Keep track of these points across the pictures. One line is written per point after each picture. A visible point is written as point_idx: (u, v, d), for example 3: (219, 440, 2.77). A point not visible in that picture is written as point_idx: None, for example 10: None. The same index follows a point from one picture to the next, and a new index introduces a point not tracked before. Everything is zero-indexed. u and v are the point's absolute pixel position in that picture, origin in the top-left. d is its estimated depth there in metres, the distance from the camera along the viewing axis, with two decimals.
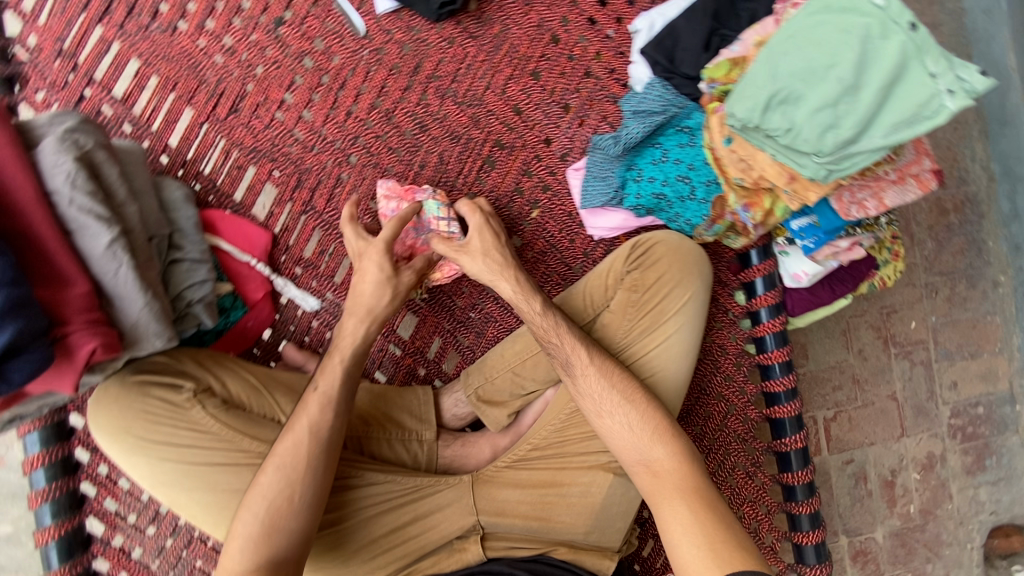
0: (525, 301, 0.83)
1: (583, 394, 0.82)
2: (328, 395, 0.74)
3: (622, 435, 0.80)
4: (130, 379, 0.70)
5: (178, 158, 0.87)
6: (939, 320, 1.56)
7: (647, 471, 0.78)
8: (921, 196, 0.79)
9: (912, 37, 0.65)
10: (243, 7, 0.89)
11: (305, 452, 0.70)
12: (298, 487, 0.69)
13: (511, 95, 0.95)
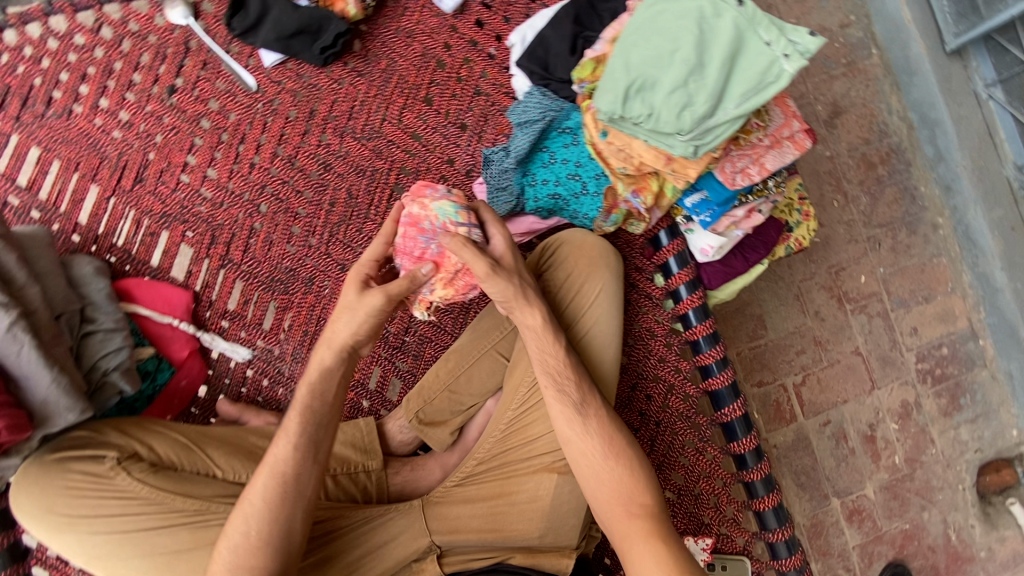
0: (543, 340, 0.81)
1: (583, 437, 0.80)
2: (290, 431, 0.73)
3: (604, 478, 0.79)
4: (49, 458, 0.72)
5: (90, 234, 0.90)
6: (887, 271, 1.55)
7: (627, 512, 0.77)
8: (800, 156, 0.83)
9: (742, 12, 0.69)
10: (134, 81, 0.92)
11: (269, 492, 0.70)
12: (259, 525, 0.69)
13: (407, 123, 0.98)
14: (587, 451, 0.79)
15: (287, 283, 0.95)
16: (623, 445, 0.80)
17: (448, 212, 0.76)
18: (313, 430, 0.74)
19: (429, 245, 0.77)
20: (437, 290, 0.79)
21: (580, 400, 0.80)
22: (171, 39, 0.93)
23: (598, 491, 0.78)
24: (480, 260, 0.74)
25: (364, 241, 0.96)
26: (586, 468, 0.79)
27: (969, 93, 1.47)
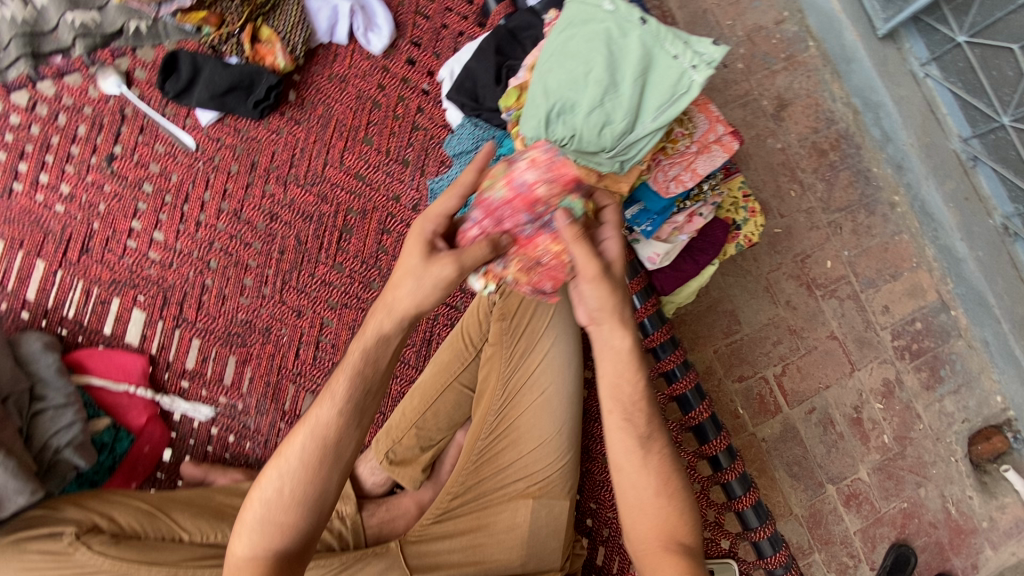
0: (624, 371, 0.70)
1: (639, 469, 0.69)
2: (337, 393, 0.65)
3: (641, 500, 0.68)
4: (2, 539, 0.67)
5: (38, 310, 0.89)
6: (852, 253, 1.56)
7: (663, 548, 0.66)
8: (729, 158, 0.85)
9: (646, 30, 0.73)
10: (72, 153, 0.93)
11: (308, 452, 0.63)
12: (292, 486, 0.62)
13: (349, 165, 0.99)
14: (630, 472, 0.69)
15: (244, 336, 0.95)
16: (678, 487, 0.69)
17: (574, 211, 0.70)
18: (362, 389, 0.65)
19: (527, 226, 0.69)
20: (510, 268, 0.72)
21: (648, 433, 0.69)
22: (106, 109, 0.94)
23: (637, 516, 0.68)
24: (593, 260, 0.66)
25: (317, 284, 0.97)
26: (631, 498, 0.69)
27: (906, 73, 1.49)
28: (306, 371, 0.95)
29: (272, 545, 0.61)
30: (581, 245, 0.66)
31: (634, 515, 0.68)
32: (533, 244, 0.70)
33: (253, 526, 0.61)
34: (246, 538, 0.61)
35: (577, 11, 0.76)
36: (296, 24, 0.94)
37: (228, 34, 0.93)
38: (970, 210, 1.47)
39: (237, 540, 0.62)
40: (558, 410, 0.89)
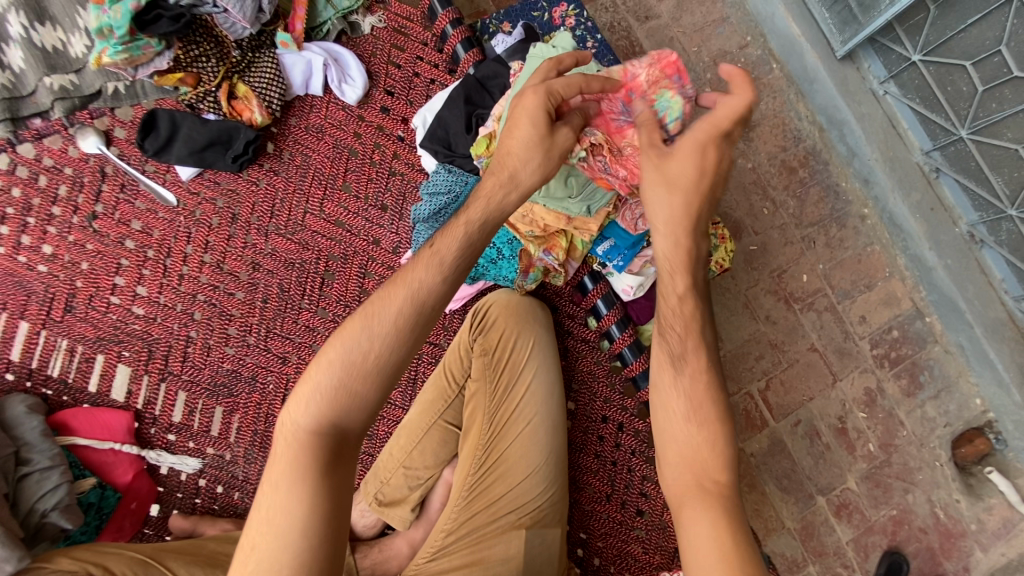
0: (677, 271, 0.78)
1: (671, 387, 0.77)
2: (441, 258, 0.70)
3: (679, 439, 0.74)
4: None
5: (23, 371, 0.90)
6: (827, 266, 1.61)
7: (691, 470, 0.72)
8: None
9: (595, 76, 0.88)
10: (54, 214, 0.95)
11: (403, 320, 0.67)
12: (381, 351, 0.66)
13: (329, 212, 1.01)
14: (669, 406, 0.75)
15: (231, 386, 0.96)
16: (712, 415, 0.74)
17: (670, 106, 0.81)
18: (460, 259, 0.71)
19: (622, 113, 0.81)
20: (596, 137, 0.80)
21: (681, 354, 0.77)
22: (86, 168, 0.97)
23: (674, 449, 0.74)
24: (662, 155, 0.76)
25: (301, 330, 0.99)
26: (663, 419, 0.76)
27: (865, 92, 1.53)
28: None
29: (349, 406, 0.65)
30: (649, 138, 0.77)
31: (669, 446, 0.74)
32: (621, 135, 0.81)
33: (334, 387, 0.65)
34: (323, 395, 0.65)
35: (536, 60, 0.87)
36: (271, 80, 0.96)
37: (205, 91, 0.94)
38: (937, 219, 1.51)
39: (305, 395, 0.65)
40: (543, 439, 0.89)
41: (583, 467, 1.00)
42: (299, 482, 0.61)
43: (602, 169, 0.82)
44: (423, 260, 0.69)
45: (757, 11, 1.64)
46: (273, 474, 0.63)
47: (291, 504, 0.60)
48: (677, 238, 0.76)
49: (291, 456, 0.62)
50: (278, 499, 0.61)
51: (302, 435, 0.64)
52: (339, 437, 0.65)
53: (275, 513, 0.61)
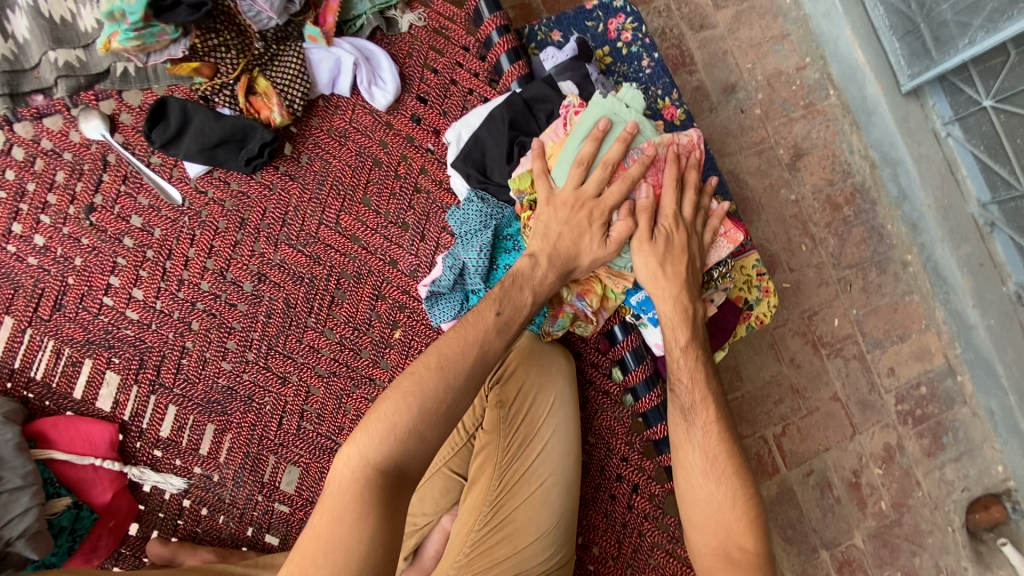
0: (677, 327, 0.81)
1: (687, 444, 0.81)
2: (505, 322, 0.74)
3: (707, 501, 0.78)
4: None
5: (4, 370, 0.83)
6: (860, 312, 1.52)
7: (720, 541, 0.77)
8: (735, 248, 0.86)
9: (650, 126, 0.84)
10: (49, 202, 0.87)
11: (473, 374, 0.71)
12: (453, 404, 0.70)
13: (345, 226, 0.94)
14: (690, 465, 0.80)
15: (225, 404, 0.90)
16: (728, 470, 0.79)
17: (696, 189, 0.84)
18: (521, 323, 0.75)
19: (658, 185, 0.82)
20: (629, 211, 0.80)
21: (690, 407, 0.81)
22: (87, 154, 0.88)
23: (700, 513, 0.79)
24: (664, 242, 0.79)
25: (305, 350, 0.92)
26: (685, 480, 0.80)
27: (927, 131, 1.42)
28: (289, 442, 0.92)
29: (413, 448, 0.68)
30: (642, 217, 0.80)
31: (695, 510, 0.79)
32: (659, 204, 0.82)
33: (406, 429, 0.67)
34: (392, 434, 0.67)
35: (593, 115, 0.81)
36: (295, 77, 0.87)
37: (222, 84, 0.87)
38: (985, 276, 1.42)
39: (375, 433, 0.67)
40: (555, 502, 0.82)
41: (590, 525, 0.94)
42: (365, 520, 0.63)
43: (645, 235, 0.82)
44: (487, 319, 0.73)
45: (820, 31, 1.53)
46: (335, 507, 0.64)
47: (351, 545, 0.62)
48: (676, 302, 0.80)
49: (358, 493, 0.64)
50: (338, 534, 0.62)
51: (368, 470, 0.65)
52: (400, 480, 0.67)
53: (334, 549, 0.62)
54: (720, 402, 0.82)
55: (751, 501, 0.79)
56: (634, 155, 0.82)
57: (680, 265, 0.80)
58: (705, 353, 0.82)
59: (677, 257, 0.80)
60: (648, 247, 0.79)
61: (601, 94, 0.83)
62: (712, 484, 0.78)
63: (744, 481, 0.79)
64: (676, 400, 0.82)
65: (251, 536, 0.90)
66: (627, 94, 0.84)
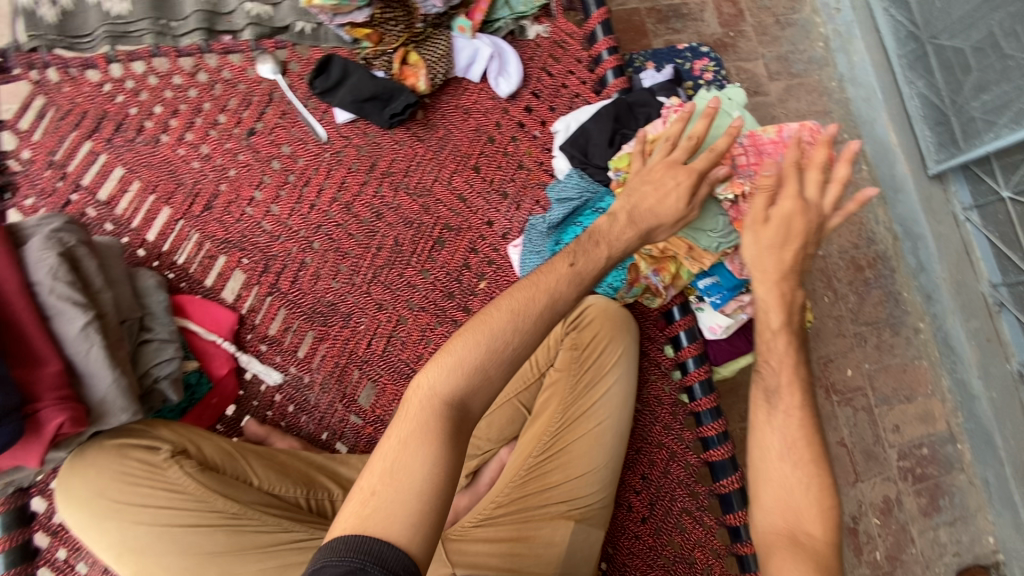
0: (772, 311, 0.78)
1: (765, 425, 0.77)
2: (579, 274, 0.73)
3: (778, 484, 0.74)
4: (111, 444, 0.80)
5: (154, 251, 0.96)
6: (873, 367, 1.64)
7: (790, 528, 0.71)
8: None
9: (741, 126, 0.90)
10: (219, 121, 1.02)
11: (542, 323, 0.69)
12: (519, 345, 0.68)
13: (455, 186, 1.09)
14: (766, 446, 0.75)
15: (327, 316, 1.02)
16: (806, 457, 0.74)
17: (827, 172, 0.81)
18: (595, 279, 0.74)
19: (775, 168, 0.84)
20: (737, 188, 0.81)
21: (774, 389, 0.78)
22: (257, 90, 1.04)
23: (771, 495, 0.74)
24: (782, 223, 0.77)
25: (403, 285, 1.06)
26: (758, 461, 0.76)
27: (947, 213, 1.59)
28: (373, 362, 1.03)
29: (480, 388, 0.68)
30: (761, 196, 0.78)
31: (764, 492, 0.74)
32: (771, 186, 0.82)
33: (471, 367, 0.67)
34: (460, 370, 0.67)
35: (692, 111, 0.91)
36: (441, 56, 1.05)
37: (383, 51, 1.04)
38: (990, 351, 1.52)
39: (444, 365, 0.67)
40: (608, 442, 0.94)
41: (627, 484, 1.03)
42: (428, 446, 0.63)
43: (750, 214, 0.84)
44: (561, 269, 0.71)
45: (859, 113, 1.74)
46: (402, 432, 0.64)
47: (417, 469, 0.62)
48: (770, 292, 0.78)
49: (425, 419, 0.64)
50: (404, 457, 0.62)
51: (436, 401, 0.65)
52: (463, 417, 0.66)
53: (399, 471, 0.62)
54: (809, 389, 0.77)
55: (829, 492, 0.72)
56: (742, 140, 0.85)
57: (793, 244, 0.77)
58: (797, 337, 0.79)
59: (792, 240, 0.77)
60: (759, 229, 0.78)
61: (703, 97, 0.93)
62: (788, 467, 0.73)
63: (825, 471, 0.74)
64: (761, 382, 0.79)
65: (324, 441, 1.00)
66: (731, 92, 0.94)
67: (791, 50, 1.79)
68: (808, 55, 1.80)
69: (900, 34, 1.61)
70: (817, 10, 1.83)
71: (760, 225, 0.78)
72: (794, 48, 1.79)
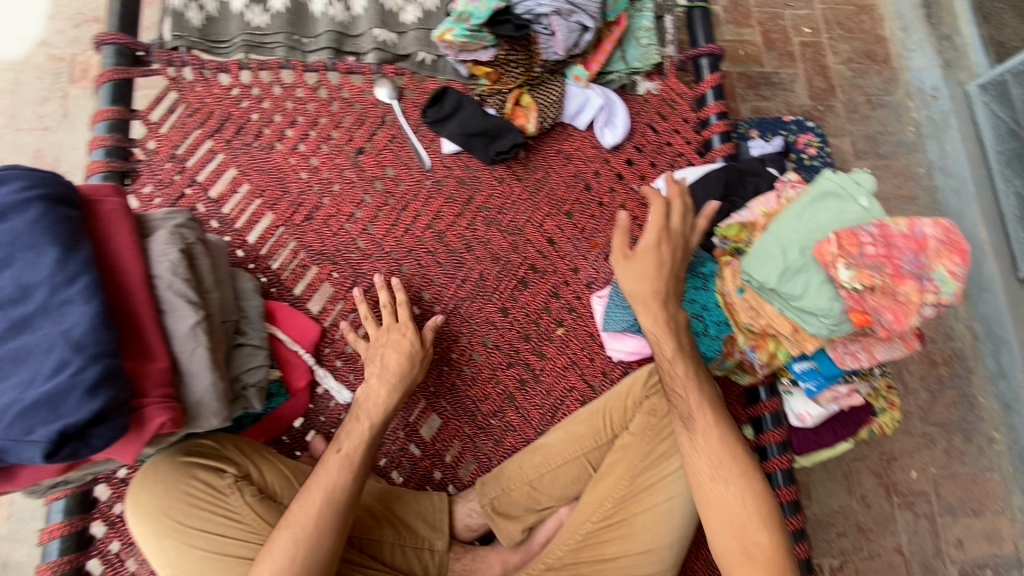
0: (663, 339, 0.86)
1: (694, 453, 0.83)
2: (350, 458, 0.82)
3: (719, 504, 0.80)
4: (180, 459, 0.80)
5: (252, 254, 0.98)
6: (939, 472, 1.52)
7: (740, 546, 0.78)
8: (908, 354, 0.83)
9: (870, 211, 0.81)
10: (332, 136, 1.05)
11: (325, 522, 0.77)
12: (307, 550, 0.75)
13: (547, 229, 1.08)
14: (697, 469, 0.82)
15: None
16: (735, 471, 0.81)
17: (944, 283, 0.75)
18: (365, 456, 0.83)
19: (908, 263, 0.76)
20: (848, 274, 0.76)
21: (688, 413, 0.84)
22: (372, 111, 1.07)
23: (716, 519, 0.80)
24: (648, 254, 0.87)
25: (482, 320, 1.05)
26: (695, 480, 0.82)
27: None
28: (441, 394, 1.03)
29: None
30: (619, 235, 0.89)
31: (711, 517, 0.81)
32: (899, 281, 0.75)
33: None
34: None
35: (824, 189, 0.84)
36: (553, 103, 1.06)
37: (499, 90, 1.06)
38: None
39: None
40: (672, 523, 0.90)
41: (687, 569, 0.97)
42: None
43: (870, 305, 0.76)
44: (329, 462, 0.80)
45: (946, 204, 1.66)
46: None
47: None
48: (657, 316, 0.86)
49: None
50: None
51: None
52: None
53: None
54: (719, 407, 0.85)
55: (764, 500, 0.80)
56: (868, 227, 0.78)
57: (650, 268, 0.86)
58: (694, 361, 0.87)
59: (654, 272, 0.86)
60: (628, 263, 0.87)
61: (829, 172, 0.86)
62: (721, 486, 0.81)
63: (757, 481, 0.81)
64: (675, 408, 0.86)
65: (381, 467, 1.02)
66: (857, 175, 0.85)
67: (880, 131, 1.72)
68: (897, 138, 1.72)
69: (1000, 130, 1.58)
70: (910, 94, 1.75)
71: (625, 261, 0.88)
72: (883, 129, 1.72)
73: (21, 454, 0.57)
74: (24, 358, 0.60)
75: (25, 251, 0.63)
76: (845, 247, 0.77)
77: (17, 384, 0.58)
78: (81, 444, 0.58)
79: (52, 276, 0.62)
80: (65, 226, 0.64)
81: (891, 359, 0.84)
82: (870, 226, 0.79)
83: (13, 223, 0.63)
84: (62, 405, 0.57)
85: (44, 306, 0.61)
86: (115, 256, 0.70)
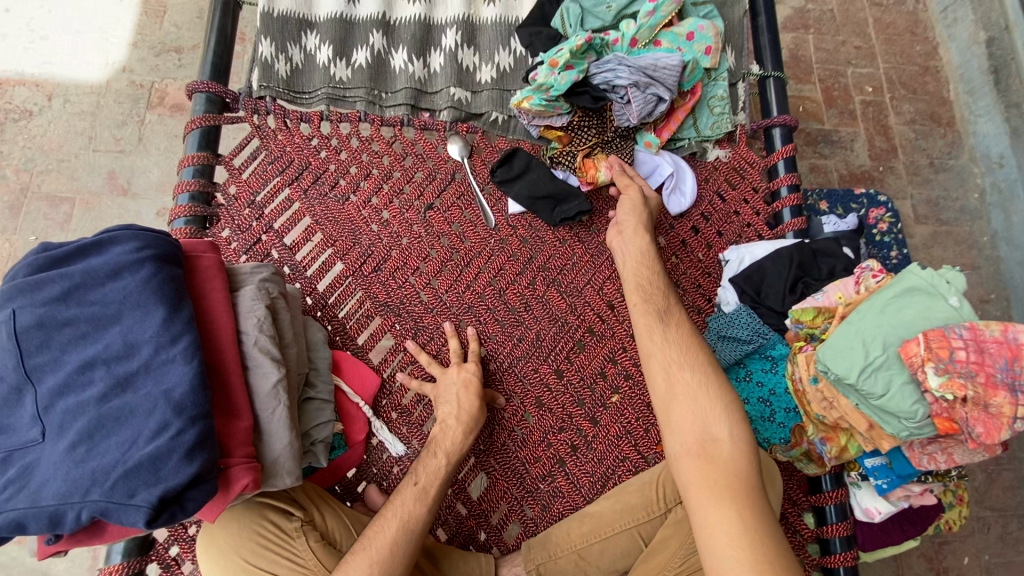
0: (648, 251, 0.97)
1: (662, 345, 0.86)
2: (425, 489, 0.86)
3: (684, 391, 0.82)
4: (253, 500, 0.81)
5: (320, 302, 1.01)
6: (993, 560, 1.42)
7: (700, 443, 0.78)
8: (990, 460, 0.77)
9: (959, 311, 0.78)
10: (404, 190, 1.07)
11: (399, 549, 0.80)
12: None
13: (607, 293, 1.07)
14: (663, 359, 0.85)
15: None
16: (702, 366, 0.84)
17: None
18: (437, 490, 0.87)
19: (1000, 373, 0.71)
20: (933, 380, 0.72)
21: (665, 310, 0.90)
22: (443, 167, 1.08)
23: (680, 412, 0.81)
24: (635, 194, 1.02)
25: (536, 379, 1.04)
26: (662, 375, 0.84)
27: None
28: (491, 452, 1.02)
29: None
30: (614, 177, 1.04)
31: (675, 410, 0.81)
32: (993, 392, 0.70)
33: None
34: None
35: (912, 283, 0.81)
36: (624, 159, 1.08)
37: (569, 151, 1.06)
38: None
39: None
40: None
41: None
42: None
43: (959, 416, 0.73)
44: (405, 492, 0.85)
45: (1012, 275, 1.60)
46: None
47: None
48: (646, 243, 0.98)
49: None
50: None
51: None
52: None
53: None
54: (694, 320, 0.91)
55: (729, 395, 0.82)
56: (959, 328, 0.74)
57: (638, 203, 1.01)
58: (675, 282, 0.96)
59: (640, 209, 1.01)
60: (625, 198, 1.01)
61: (915, 266, 0.83)
62: (687, 376, 0.83)
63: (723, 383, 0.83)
64: (654, 307, 0.91)
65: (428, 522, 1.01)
66: (946, 273, 0.82)
67: (942, 196, 1.67)
68: (960, 205, 1.67)
69: None
70: (975, 159, 1.69)
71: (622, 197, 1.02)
72: (946, 194, 1.68)
73: (121, 516, 0.58)
74: (126, 418, 0.61)
75: (133, 309, 0.65)
76: (934, 349, 0.73)
77: (120, 444, 0.60)
78: (177, 508, 0.60)
79: (157, 335, 0.64)
80: (171, 285, 0.67)
81: (971, 464, 0.79)
82: (960, 327, 0.74)
83: (125, 282, 0.66)
84: (161, 468, 0.58)
85: (148, 365, 0.63)
86: (209, 311, 0.72)
